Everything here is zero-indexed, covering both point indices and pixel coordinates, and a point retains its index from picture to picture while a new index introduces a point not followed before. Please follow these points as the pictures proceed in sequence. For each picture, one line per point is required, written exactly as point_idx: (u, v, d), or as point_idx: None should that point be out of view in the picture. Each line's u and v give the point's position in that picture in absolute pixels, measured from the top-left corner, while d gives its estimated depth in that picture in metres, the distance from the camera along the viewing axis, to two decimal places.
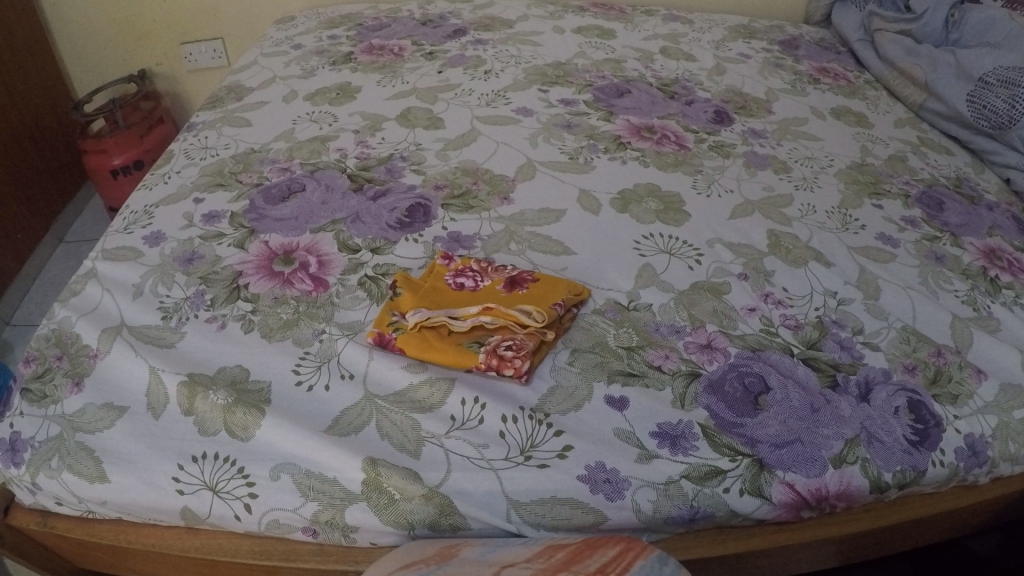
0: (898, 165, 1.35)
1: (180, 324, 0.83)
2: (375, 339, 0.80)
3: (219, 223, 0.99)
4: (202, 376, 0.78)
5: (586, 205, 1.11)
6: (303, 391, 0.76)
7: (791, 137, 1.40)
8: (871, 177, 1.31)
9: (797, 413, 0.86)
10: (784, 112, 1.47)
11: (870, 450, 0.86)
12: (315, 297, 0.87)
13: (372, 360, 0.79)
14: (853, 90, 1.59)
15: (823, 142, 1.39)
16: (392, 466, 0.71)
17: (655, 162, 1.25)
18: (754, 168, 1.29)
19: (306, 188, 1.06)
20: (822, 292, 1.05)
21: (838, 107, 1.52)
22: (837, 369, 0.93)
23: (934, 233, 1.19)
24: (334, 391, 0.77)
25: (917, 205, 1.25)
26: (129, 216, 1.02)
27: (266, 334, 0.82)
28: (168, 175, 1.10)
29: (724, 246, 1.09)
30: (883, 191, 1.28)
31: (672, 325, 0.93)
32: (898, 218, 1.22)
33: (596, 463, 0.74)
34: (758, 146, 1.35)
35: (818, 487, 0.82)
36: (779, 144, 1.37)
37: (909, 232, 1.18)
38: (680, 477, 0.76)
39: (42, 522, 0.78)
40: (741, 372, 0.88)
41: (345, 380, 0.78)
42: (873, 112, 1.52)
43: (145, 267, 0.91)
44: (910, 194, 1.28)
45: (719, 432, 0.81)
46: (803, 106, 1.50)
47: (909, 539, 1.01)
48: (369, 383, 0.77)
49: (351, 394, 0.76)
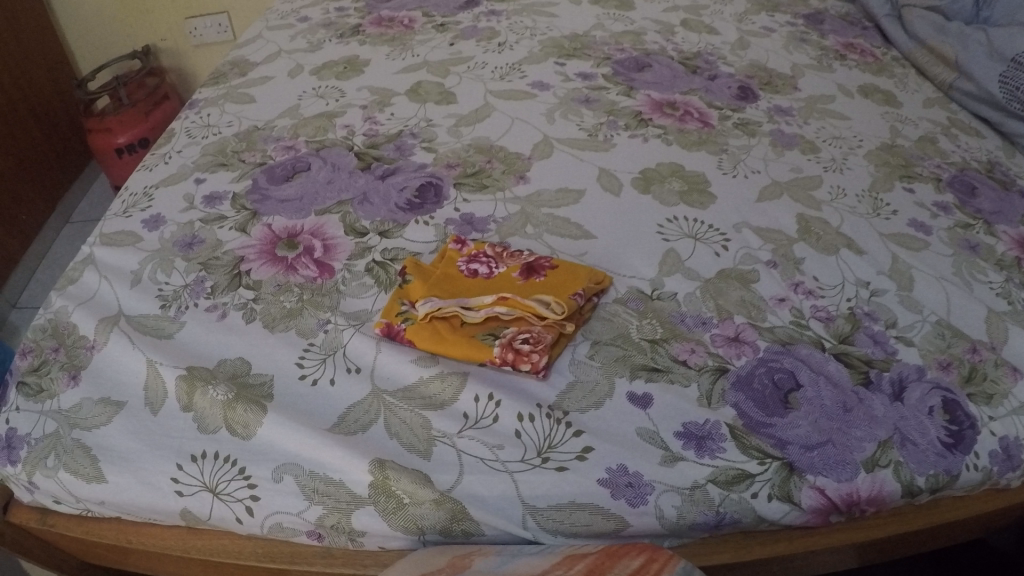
0: (929, 147, 1.27)
1: (179, 313, 0.79)
2: (383, 330, 0.76)
3: (221, 205, 0.94)
4: (203, 370, 0.74)
5: (606, 185, 1.05)
6: (308, 386, 0.72)
7: (819, 115, 1.32)
8: (903, 159, 1.23)
9: (829, 412, 0.81)
10: (811, 89, 1.39)
11: (904, 453, 0.81)
12: (320, 283, 0.82)
13: (379, 353, 0.75)
14: (881, 67, 1.50)
15: (854, 121, 1.32)
16: (401, 469, 0.67)
17: (678, 140, 1.18)
18: (781, 148, 1.22)
19: (312, 167, 1.00)
20: (854, 283, 0.99)
21: (866, 84, 1.43)
22: (870, 365, 0.88)
23: (968, 220, 1.12)
24: (339, 385, 0.72)
25: (950, 189, 1.18)
26: (129, 199, 0.97)
27: (268, 324, 0.78)
28: (169, 155, 1.05)
29: (752, 231, 1.03)
30: (915, 174, 1.20)
31: (698, 316, 0.88)
32: (930, 203, 1.15)
33: (618, 466, 0.69)
34: (786, 125, 1.28)
35: (850, 492, 0.77)
36: (807, 122, 1.29)
37: (941, 219, 1.12)
38: (706, 482, 0.71)
39: (42, 520, 0.76)
40: (771, 368, 0.83)
41: (351, 374, 0.73)
42: (903, 91, 1.43)
43: (144, 253, 0.87)
44: (942, 178, 1.20)
45: (748, 433, 0.76)
46: (831, 82, 1.42)
47: (936, 541, 0.96)
48: (377, 378, 0.73)
49: (357, 389, 0.72)
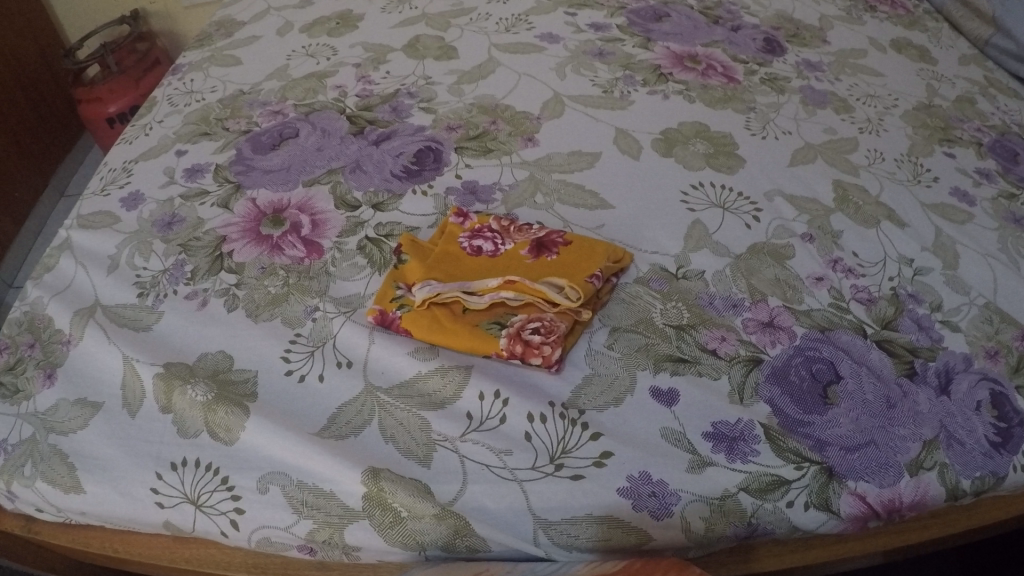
0: (969, 108, 1.16)
1: (157, 301, 0.72)
2: (376, 318, 0.68)
3: (203, 179, 0.85)
4: (182, 366, 0.67)
5: (624, 147, 0.95)
6: (295, 383, 0.65)
7: (852, 69, 1.20)
8: (942, 121, 1.12)
9: (870, 408, 0.74)
10: (842, 42, 1.26)
11: (949, 454, 0.74)
12: (308, 265, 0.75)
13: (373, 345, 0.67)
14: (913, 20, 1.36)
15: (888, 77, 1.20)
16: (397, 480, 0.60)
17: (702, 97, 1.07)
18: (813, 106, 1.10)
19: (299, 133, 0.91)
20: (896, 259, 0.90)
21: (898, 38, 1.30)
22: (915, 354, 0.80)
23: (1012, 190, 1.02)
24: (329, 382, 0.65)
25: (992, 154, 1.08)
26: (107, 174, 0.89)
27: (252, 312, 0.70)
28: (149, 126, 0.96)
29: (784, 199, 0.93)
30: (956, 137, 1.09)
31: (728, 298, 0.79)
32: (972, 169, 1.05)
33: (640, 474, 0.62)
34: (817, 81, 1.16)
35: (892, 498, 0.70)
36: (839, 78, 1.17)
37: (985, 188, 1.02)
38: (737, 491, 0.64)
39: (27, 527, 0.70)
40: (809, 358, 0.75)
41: (342, 369, 0.66)
42: (936, 46, 1.30)
43: (121, 235, 0.79)
44: (984, 143, 1.10)
45: (785, 434, 0.68)
46: (862, 35, 1.29)
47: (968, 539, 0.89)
48: (370, 373, 0.66)
49: (349, 386, 0.65)
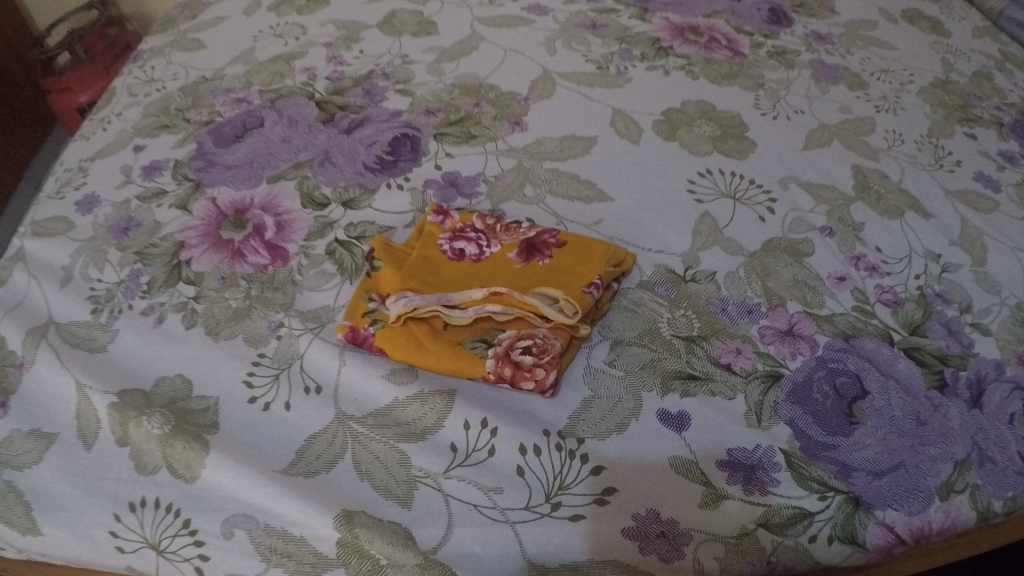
0: (986, 84, 1.08)
1: (112, 318, 0.66)
2: (347, 335, 0.62)
3: (161, 176, 0.78)
4: (137, 393, 0.60)
5: (623, 130, 0.87)
6: (258, 412, 0.59)
7: (863, 42, 1.11)
8: (959, 99, 1.04)
9: (897, 427, 0.67)
10: (852, 12, 1.18)
11: (982, 474, 0.68)
12: (273, 273, 0.68)
13: (344, 367, 0.61)
14: None
15: (901, 51, 1.11)
16: (374, 525, 0.54)
17: (705, 73, 0.99)
18: (824, 82, 1.02)
19: (264, 122, 0.83)
20: (922, 255, 0.83)
21: (910, 7, 1.21)
22: (944, 363, 0.73)
23: None
24: (296, 411, 0.59)
25: (1014, 135, 1.00)
26: (62, 175, 0.82)
27: (212, 329, 0.64)
28: (107, 119, 0.88)
29: (800, 187, 0.86)
30: (975, 116, 1.02)
31: (743, 303, 0.72)
32: (995, 152, 0.97)
33: (647, 512, 0.56)
34: (827, 54, 1.08)
35: (921, 526, 0.64)
36: (850, 51, 1.09)
37: (1010, 172, 0.94)
38: (756, 527, 0.58)
39: None
40: (831, 371, 0.68)
41: (311, 395, 0.60)
42: (948, 16, 1.21)
43: (76, 243, 0.72)
44: (1005, 123, 1.02)
45: (807, 461, 0.62)
46: (872, 5, 1.20)
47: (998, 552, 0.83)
48: (341, 401, 0.59)
49: (318, 415, 0.58)
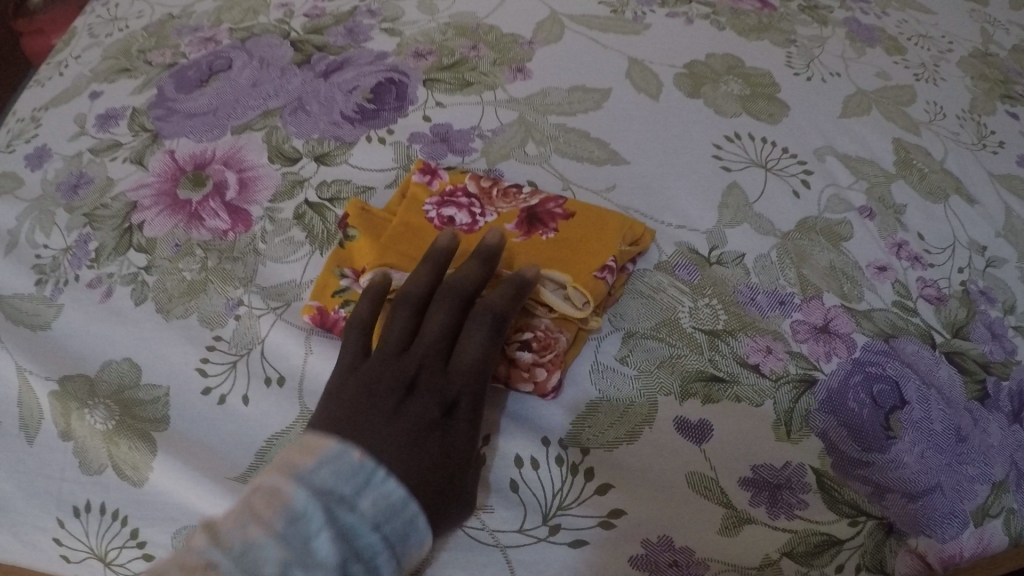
0: None
1: (56, 291, 0.58)
2: (314, 318, 0.54)
3: (116, 127, 0.69)
4: (81, 380, 0.54)
5: (641, 83, 0.77)
6: (213, 405, 0.52)
7: (900, 2, 1.01)
8: (1000, 73, 0.94)
9: (937, 441, 0.59)
10: None
11: (1019, 497, 0.61)
12: (233, 240, 0.59)
13: (311, 356, 0.54)
14: None
15: (940, 15, 1.01)
16: None
17: (732, 25, 0.88)
18: (861, 43, 0.91)
19: (232, 65, 0.73)
20: (966, 245, 0.74)
21: None
22: (987, 371, 0.66)
23: None
24: (256, 406, 0.52)
25: None
26: (13, 127, 0.73)
27: (163, 306, 0.56)
28: (64, 63, 0.79)
29: (838, 159, 0.76)
30: (1018, 93, 0.92)
31: (774, 293, 0.63)
32: None
33: (659, 540, 0.51)
34: (862, 13, 0.97)
35: (953, 553, 0.58)
36: (887, 12, 0.98)
37: None
38: (779, 557, 0.52)
39: None
40: (869, 375, 0.60)
41: (272, 387, 0.52)
42: None
43: (22, 202, 0.64)
44: None
45: (841, 482, 0.55)
46: None
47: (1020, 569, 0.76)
48: (307, 395, 0.52)
49: (280, 410, 0.51)
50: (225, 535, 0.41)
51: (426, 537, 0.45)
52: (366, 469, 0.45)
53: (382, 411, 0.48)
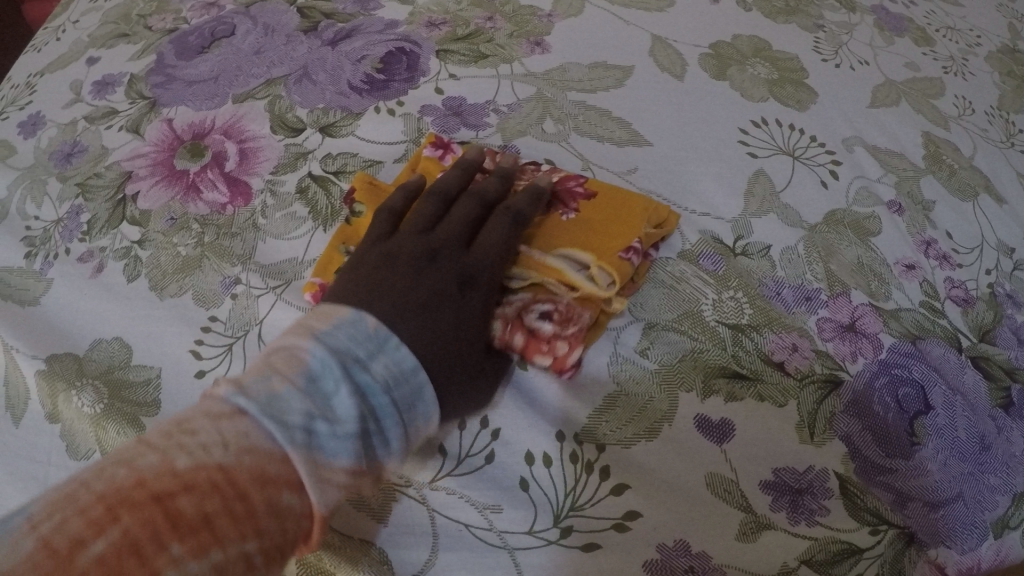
0: None
1: (47, 265, 0.55)
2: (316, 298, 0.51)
3: (113, 94, 0.66)
4: (69, 360, 0.51)
5: (664, 62, 0.73)
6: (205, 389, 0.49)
7: None
8: None
9: (961, 450, 0.56)
10: None
11: None
12: (231, 214, 0.56)
13: None
14: None
15: (971, 8, 0.97)
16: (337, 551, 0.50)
17: (759, 7, 0.84)
18: (891, 31, 0.88)
19: (237, 31, 0.70)
20: (995, 246, 0.71)
21: None
22: (1013, 378, 0.63)
23: None
24: None
25: None
26: (8, 93, 0.70)
27: (156, 283, 0.53)
28: (62, 28, 0.76)
29: (867, 150, 0.72)
30: None
31: (800, 288, 0.60)
32: None
33: (675, 544, 0.48)
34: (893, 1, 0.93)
35: (972, 565, 0.56)
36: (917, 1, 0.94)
37: None
38: (798, 566, 0.50)
39: None
40: (895, 378, 0.57)
41: None
42: None
43: (13, 172, 0.62)
44: None
45: (863, 488, 0.53)
46: None
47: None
48: None
49: None
50: (247, 385, 0.39)
51: (433, 413, 0.45)
52: (380, 335, 0.44)
53: (402, 277, 0.48)
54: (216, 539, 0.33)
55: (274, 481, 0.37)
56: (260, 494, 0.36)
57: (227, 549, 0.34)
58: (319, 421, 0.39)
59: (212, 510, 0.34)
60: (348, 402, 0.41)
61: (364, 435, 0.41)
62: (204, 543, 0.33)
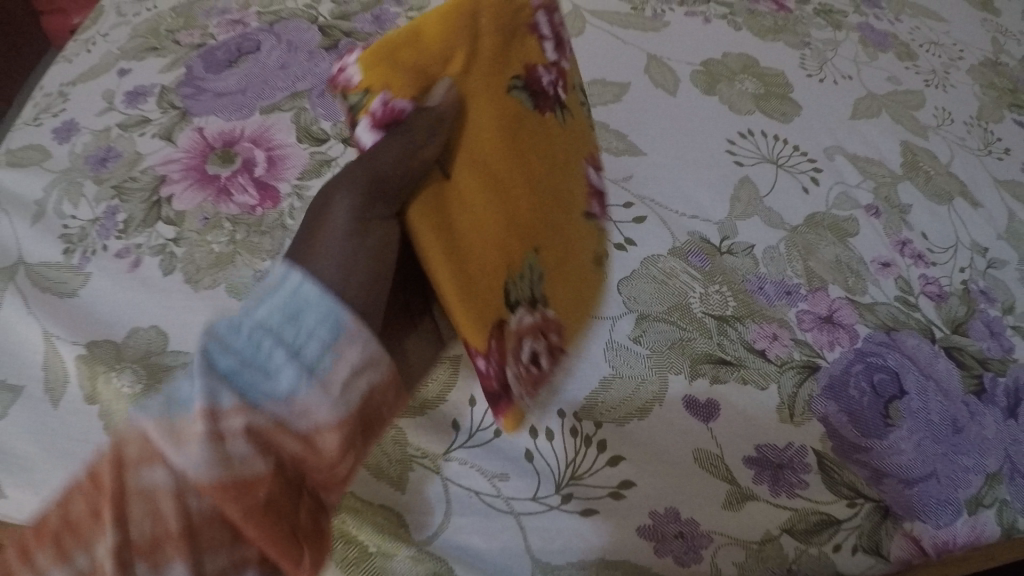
0: None
1: (84, 260, 0.60)
2: None
3: (144, 104, 0.70)
4: (109, 346, 0.55)
5: (659, 78, 0.78)
6: None
7: (914, 9, 1.02)
8: (1009, 82, 0.97)
9: (934, 431, 0.61)
10: None
11: (1011, 489, 0.63)
12: (261, 215, 0.61)
13: None
14: None
15: (953, 24, 1.03)
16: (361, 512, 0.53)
17: (749, 25, 0.90)
18: (875, 47, 0.93)
19: (261, 48, 0.75)
20: (969, 247, 0.76)
21: None
22: (984, 366, 0.67)
23: None
24: None
25: None
26: (41, 101, 0.74)
27: (192, 277, 0.58)
28: (92, 41, 0.80)
29: (847, 158, 0.78)
30: None
31: (781, 283, 0.65)
32: None
33: (666, 511, 0.53)
34: (877, 19, 0.99)
35: (946, 539, 0.59)
36: (900, 18, 1.00)
37: None
38: (780, 534, 0.55)
39: None
40: (871, 365, 0.61)
41: None
42: None
43: (48, 174, 0.66)
44: None
45: (840, 464, 0.57)
46: None
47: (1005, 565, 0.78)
48: None
49: None
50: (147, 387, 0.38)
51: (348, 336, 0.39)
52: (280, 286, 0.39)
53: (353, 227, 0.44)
54: (83, 540, 0.34)
55: (133, 460, 0.34)
56: (112, 477, 0.34)
57: (93, 549, 0.34)
58: (185, 383, 0.36)
59: (77, 515, 0.34)
60: (199, 355, 0.36)
61: (231, 375, 0.36)
62: (69, 547, 0.34)
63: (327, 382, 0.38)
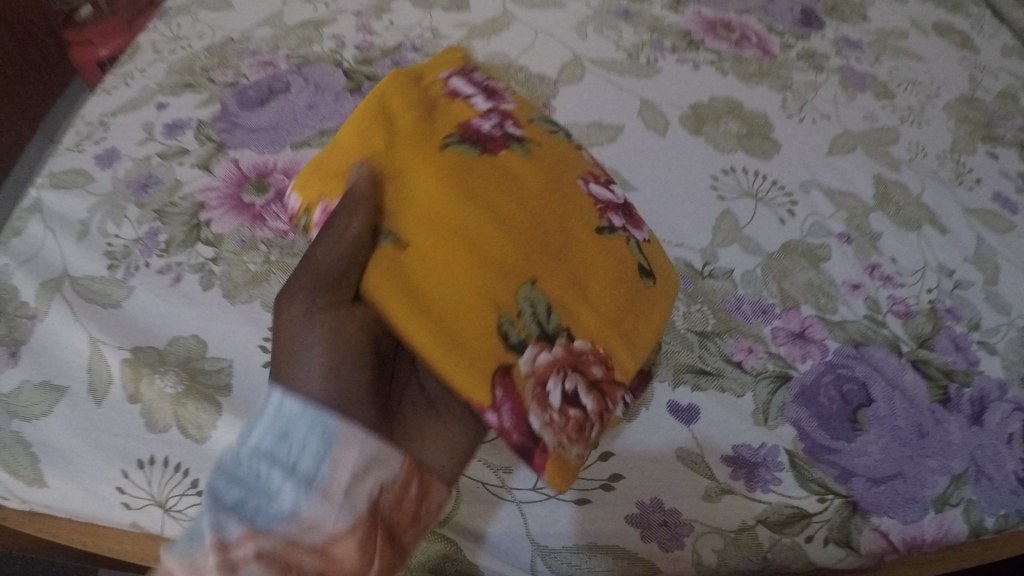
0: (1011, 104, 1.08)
1: (128, 274, 0.66)
2: None
3: (182, 136, 0.78)
4: (151, 352, 0.61)
5: (650, 119, 0.86)
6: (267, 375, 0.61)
7: (891, 52, 1.10)
8: (985, 116, 1.04)
9: (899, 435, 0.66)
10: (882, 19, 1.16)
11: (977, 490, 0.66)
12: (292, 240, 0.69)
13: None
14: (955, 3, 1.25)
15: (929, 64, 1.10)
16: None
17: (734, 70, 0.98)
18: (853, 88, 1.01)
19: (290, 88, 0.82)
20: (935, 269, 0.82)
21: (939, 22, 1.20)
22: (949, 378, 0.72)
23: None
24: None
25: None
26: (82, 129, 0.81)
27: (229, 292, 0.65)
28: (130, 75, 0.87)
29: (822, 191, 0.85)
30: (998, 135, 1.02)
31: (758, 303, 0.71)
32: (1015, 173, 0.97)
33: (651, 501, 0.59)
34: (855, 62, 1.07)
35: (914, 534, 0.63)
36: (878, 60, 1.08)
37: None
38: (756, 524, 0.60)
39: None
40: (840, 376, 0.68)
41: None
42: (977, 34, 1.20)
43: (93, 197, 0.72)
44: None
45: (810, 463, 0.62)
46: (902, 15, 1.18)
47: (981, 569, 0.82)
48: None
49: None
50: None
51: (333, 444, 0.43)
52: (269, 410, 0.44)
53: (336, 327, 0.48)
54: None
55: None
56: None
57: None
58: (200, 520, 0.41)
59: None
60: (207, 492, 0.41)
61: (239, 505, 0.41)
62: None
63: (327, 490, 0.42)
